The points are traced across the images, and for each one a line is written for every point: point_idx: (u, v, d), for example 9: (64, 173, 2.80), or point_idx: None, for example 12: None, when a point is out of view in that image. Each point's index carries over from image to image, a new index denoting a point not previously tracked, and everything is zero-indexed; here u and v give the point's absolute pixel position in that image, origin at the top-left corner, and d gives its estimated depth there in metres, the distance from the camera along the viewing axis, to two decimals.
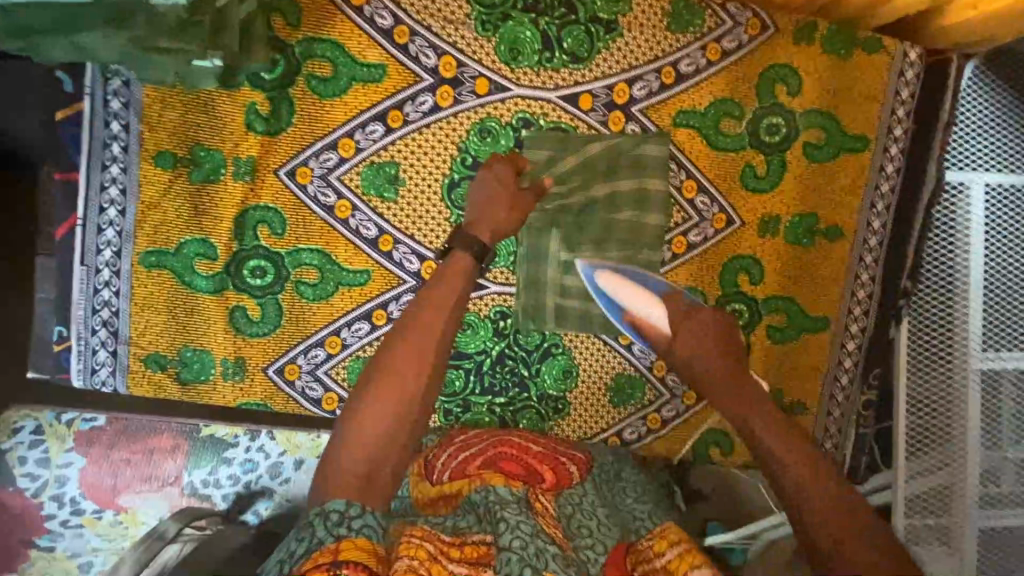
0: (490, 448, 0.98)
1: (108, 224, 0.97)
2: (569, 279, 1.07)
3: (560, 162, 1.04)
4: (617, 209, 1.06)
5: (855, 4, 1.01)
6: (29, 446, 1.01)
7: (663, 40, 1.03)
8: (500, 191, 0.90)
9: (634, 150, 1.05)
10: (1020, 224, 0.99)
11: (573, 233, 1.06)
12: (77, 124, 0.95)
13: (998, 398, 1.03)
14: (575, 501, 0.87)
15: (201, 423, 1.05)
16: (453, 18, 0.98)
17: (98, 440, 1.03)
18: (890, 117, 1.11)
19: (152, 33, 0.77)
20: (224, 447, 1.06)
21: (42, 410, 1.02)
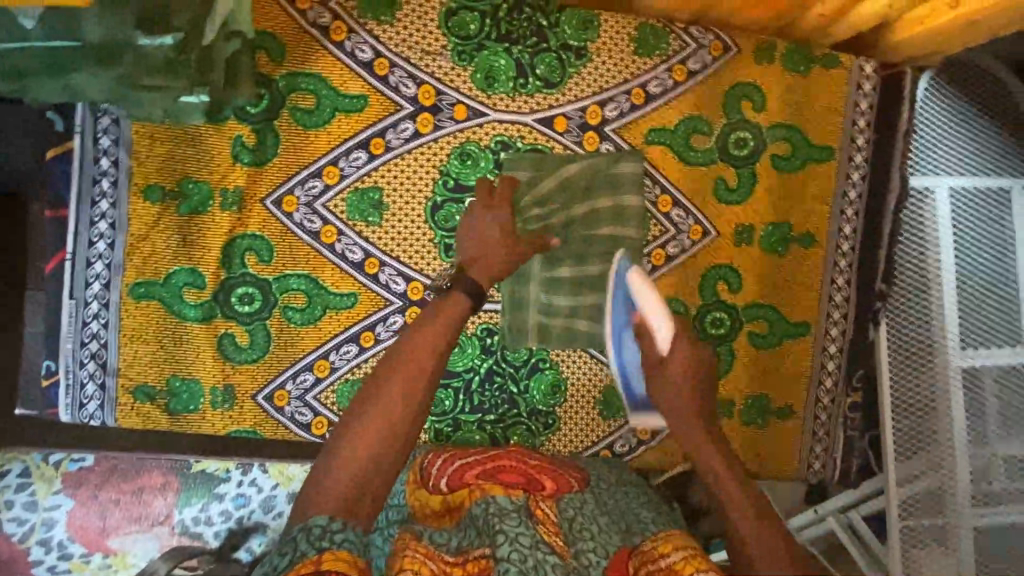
0: (489, 461, 0.97)
1: (97, 258, 0.99)
2: (555, 295, 1.08)
3: (540, 182, 1.07)
4: (596, 224, 1.08)
5: (812, 23, 1.07)
6: (15, 491, 1.01)
7: (632, 63, 1.08)
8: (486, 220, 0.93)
9: (611, 167, 1.08)
10: (986, 226, 1.05)
11: (554, 249, 1.08)
12: (67, 161, 0.98)
13: (981, 395, 1.06)
14: (577, 503, 0.90)
15: (192, 458, 1.06)
16: (430, 50, 1.03)
17: (86, 480, 1.03)
18: (851, 128, 1.17)
19: (138, 70, 0.78)
20: (216, 483, 1.06)
21: (30, 453, 1.02)
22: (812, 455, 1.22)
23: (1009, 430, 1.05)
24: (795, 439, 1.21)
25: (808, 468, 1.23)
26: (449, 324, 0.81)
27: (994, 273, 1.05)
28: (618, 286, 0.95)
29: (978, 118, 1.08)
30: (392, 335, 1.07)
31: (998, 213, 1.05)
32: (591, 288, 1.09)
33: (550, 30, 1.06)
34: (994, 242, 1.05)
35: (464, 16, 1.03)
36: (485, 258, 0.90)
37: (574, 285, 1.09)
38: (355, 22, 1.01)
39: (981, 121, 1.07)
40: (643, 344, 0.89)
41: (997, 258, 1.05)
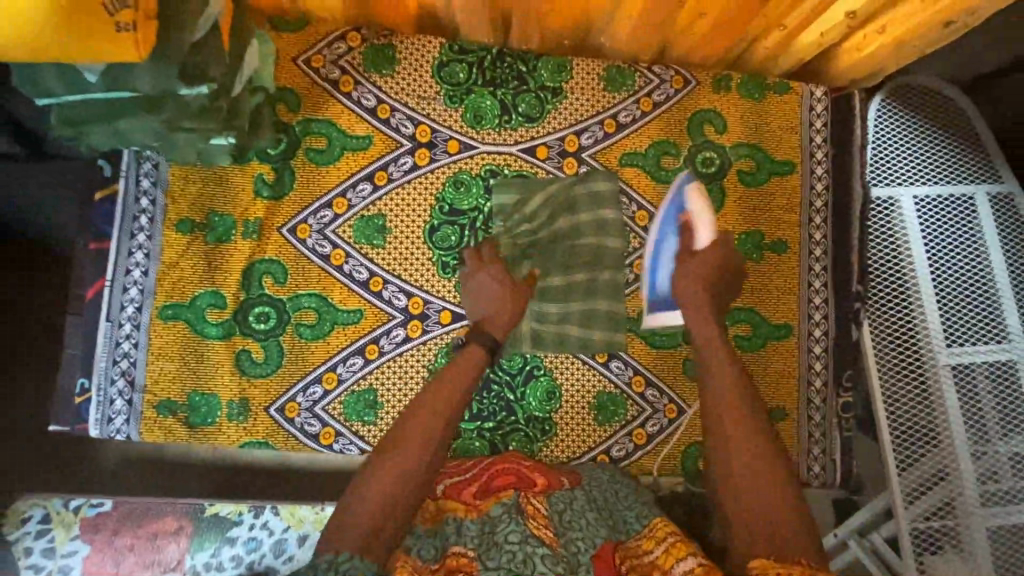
0: (483, 469, 1.05)
1: (132, 284, 1.11)
2: (545, 304, 1.17)
3: (528, 202, 1.18)
4: (580, 235, 1.18)
5: (760, 54, 1.21)
6: (34, 537, 1.24)
7: (603, 98, 1.22)
8: (486, 283, 1.10)
9: (587, 187, 1.19)
10: (951, 236, 1.18)
11: (542, 260, 1.18)
12: (112, 201, 1.12)
13: (976, 394, 1.18)
14: (566, 498, 0.94)
15: (206, 503, 1.30)
16: (425, 96, 1.19)
17: (103, 525, 1.26)
18: (809, 145, 1.28)
19: (178, 115, 0.93)
20: (229, 526, 1.29)
21: (51, 500, 1.26)
22: (811, 457, 1.23)
23: (1008, 429, 1.16)
24: (791, 441, 1.23)
25: (808, 470, 1.23)
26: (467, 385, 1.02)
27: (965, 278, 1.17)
28: (675, 193, 1.10)
29: (934, 133, 1.21)
30: (395, 347, 1.15)
31: (959, 223, 1.18)
32: (579, 293, 1.18)
33: (529, 73, 1.21)
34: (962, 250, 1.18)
35: (454, 67, 1.19)
36: (493, 318, 1.09)
37: (563, 293, 1.18)
38: (361, 76, 1.18)
39: (933, 139, 1.20)
40: (686, 239, 1.08)
41: (967, 266, 1.18)
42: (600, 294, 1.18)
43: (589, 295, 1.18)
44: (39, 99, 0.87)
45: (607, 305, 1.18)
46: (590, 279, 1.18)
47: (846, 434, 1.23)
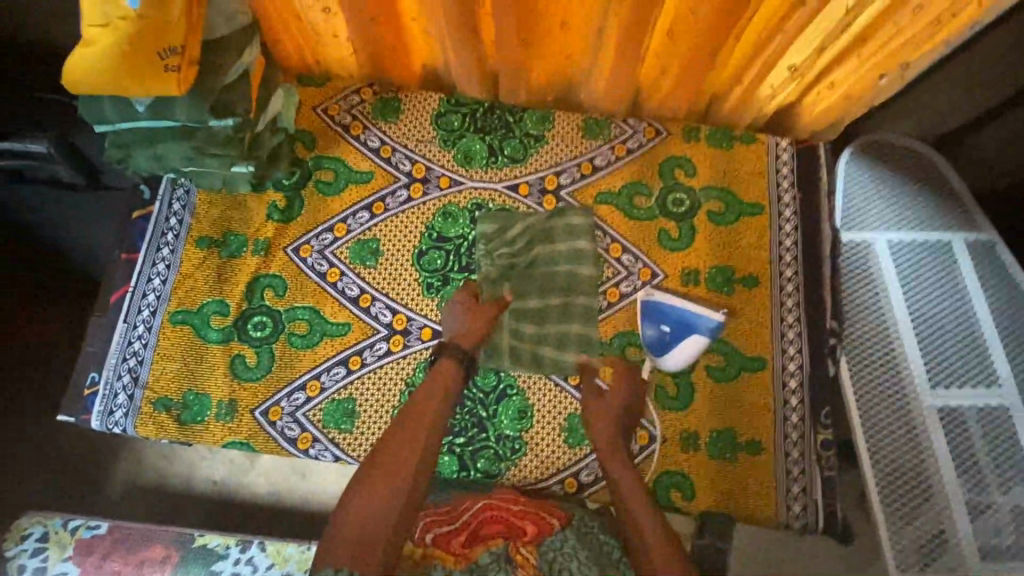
0: (473, 514, 1.06)
1: (151, 291, 1.24)
2: (523, 324, 1.24)
3: (510, 228, 1.29)
4: (557, 262, 1.27)
5: (725, 108, 1.34)
6: (30, 554, 1.30)
7: (581, 144, 1.36)
8: (456, 309, 1.18)
9: (564, 220, 1.30)
10: (922, 280, 1.27)
11: (519, 284, 1.26)
12: (147, 220, 1.29)
13: (966, 436, 1.17)
14: (557, 544, 1.00)
15: (195, 534, 1.36)
16: (423, 139, 1.36)
17: (95, 547, 1.32)
18: (776, 188, 1.35)
19: (207, 143, 1.11)
20: (214, 559, 1.33)
21: (52, 518, 1.34)
22: (790, 497, 1.18)
23: (1002, 476, 1.14)
24: (767, 478, 1.19)
25: (787, 511, 1.18)
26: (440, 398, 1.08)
27: (939, 321, 1.24)
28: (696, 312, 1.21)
29: (897, 189, 1.34)
30: (376, 360, 1.23)
31: (930, 268, 1.28)
32: (554, 316, 1.25)
33: (515, 123, 1.37)
34: (935, 295, 1.26)
35: (449, 116, 1.37)
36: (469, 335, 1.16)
37: (538, 316, 1.25)
38: (370, 122, 1.36)
39: (896, 194, 1.34)
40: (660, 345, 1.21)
41: (941, 310, 1.25)
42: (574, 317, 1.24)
43: (564, 318, 1.25)
44: (97, 127, 1.09)
45: (583, 325, 1.24)
46: (565, 303, 1.25)
47: (829, 473, 1.19)
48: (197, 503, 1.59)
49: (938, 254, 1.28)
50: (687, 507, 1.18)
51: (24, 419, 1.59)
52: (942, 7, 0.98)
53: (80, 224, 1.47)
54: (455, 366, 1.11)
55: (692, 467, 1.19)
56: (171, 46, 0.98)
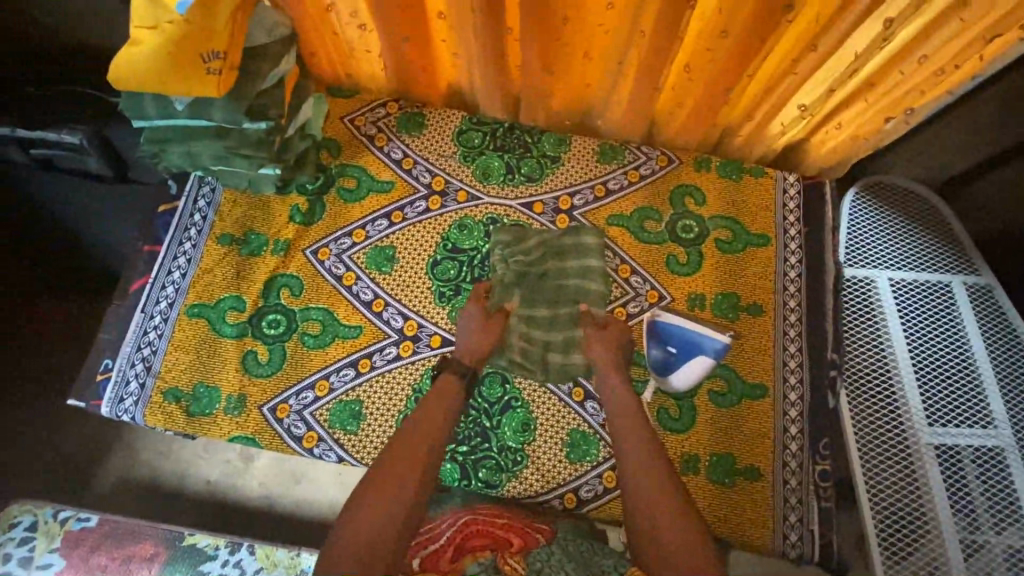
0: (456, 532, 1.14)
1: (170, 283, 1.27)
2: (531, 331, 1.25)
3: (528, 238, 1.31)
4: (566, 275, 1.29)
5: (736, 142, 1.40)
6: (17, 543, 1.30)
7: (596, 168, 1.40)
8: (465, 323, 1.22)
9: (575, 239, 1.31)
10: (922, 319, 1.30)
11: (531, 292, 1.28)
12: (171, 215, 1.33)
13: (961, 473, 1.19)
14: (544, 556, 0.99)
15: (185, 533, 1.36)
16: (444, 153, 1.40)
17: (83, 541, 1.33)
18: (783, 222, 1.39)
19: (240, 143, 1.16)
20: (203, 560, 1.33)
21: (43, 508, 1.35)
22: (787, 525, 1.19)
23: (996, 516, 1.15)
24: (765, 505, 1.20)
25: (784, 539, 1.19)
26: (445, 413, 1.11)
27: (936, 359, 1.27)
28: (702, 333, 1.26)
29: (900, 229, 1.39)
30: (386, 364, 1.25)
31: (930, 307, 1.31)
32: (562, 326, 1.26)
33: (533, 144, 1.42)
34: (934, 334, 1.29)
35: (470, 134, 1.42)
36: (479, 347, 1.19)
37: (547, 325, 1.26)
38: (394, 135, 1.41)
39: (897, 234, 1.38)
40: (666, 367, 1.25)
41: (940, 348, 1.28)
42: (582, 324, 1.25)
43: (571, 326, 1.26)
44: (137, 123, 1.13)
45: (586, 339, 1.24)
46: (573, 313, 1.27)
47: (824, 504, 1.20)
48: (195, 504, 1.61)
49: (938, 295, 1.32)
50: None
51: (37, 410, 1.65)
52: (947, 58, 1.03)
53: (106, 223, 1.54)
54: (458, 382, 1.15)
55: (689, 490, 1.20)
56: (214, 50, 1.04)
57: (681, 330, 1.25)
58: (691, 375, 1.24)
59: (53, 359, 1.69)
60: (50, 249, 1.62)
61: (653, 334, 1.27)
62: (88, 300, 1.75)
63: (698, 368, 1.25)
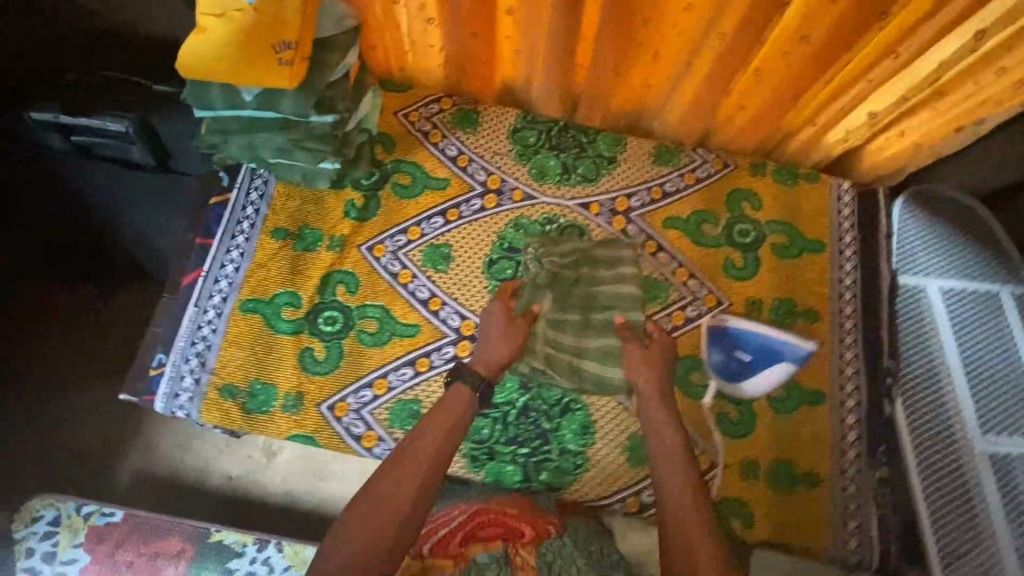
0: (465, 519, 1.05)
1: (223, 277, 1.25)
2: (562, 338, 1.20)
3: (564, 244, 1.27)
4: (600, 282, 1.24)
5: (792, 147, 1.39)
6: (40, 538, 1.31)
7: (652, 170, 1.39)
8: (493, 334, 1.16)
9: (614, 249, 1.27)
10: (973, 328, 1.32)
11: (562, 297, 1.22)
12: (224, 207, 1.30)
13: (1015, 481, 1.19)
14: (556, 547, 1.01)
15: (211, 529, 1.35)
16: (500, 152, 1.39)
17: (108, 535, 1.32)
18: (838, 228, 1.39)
19: (304, 136, 1.13)
20: (230, 556, 1.33)
21: (65, 502, 1.34)
22: (847, 532, 1.20)
23: None
24: (824, 511, 1.21)
25: (844, 546, 1.20)
26: (452, 423, 1.06)
27: (988, 368, 1.28)
28: (785, 340, 1.23)
29: (950, 239, 1.40)
30: (444, 363, 1.23)
31: (980, 316, 1.33)
32: (595, 334, 1.21)
33: (588, 144, 1.40)
34: (986, 343, 1.30)
35: (526, 132, 1.40)
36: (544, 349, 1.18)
37: (578, 330, 1.21)
38: (448, 131, 1.39)
39: (947, 243, 1.40)
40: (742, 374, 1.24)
41: (991, 358, 1.29)
42: (619, 334, 1.19)
43: (602, 334, 1.21)
44: (200, 112, 1.10)
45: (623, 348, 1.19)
46: (609, 318, 1.21)
47: (884, 511, 1.20)
48: (221, 503, 1.57)
49: (988, 305, 1.33)
50: (744, 535, 1.19)
51: (52, 406, 1.62)
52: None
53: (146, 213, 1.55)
54: (468, 396, 1.09)
55: (748, 495, 1.21)
56: (285, 41, 1.02)
57: (757, 336, 1.23)
58: (768, 382, 1.24)
59: (83, 346, 1.66)
60: (54, 246, 1.60)
61: (724, 338, 1.25)
62: (99, 296, 1.71)
63: (776, 375, 1.24)
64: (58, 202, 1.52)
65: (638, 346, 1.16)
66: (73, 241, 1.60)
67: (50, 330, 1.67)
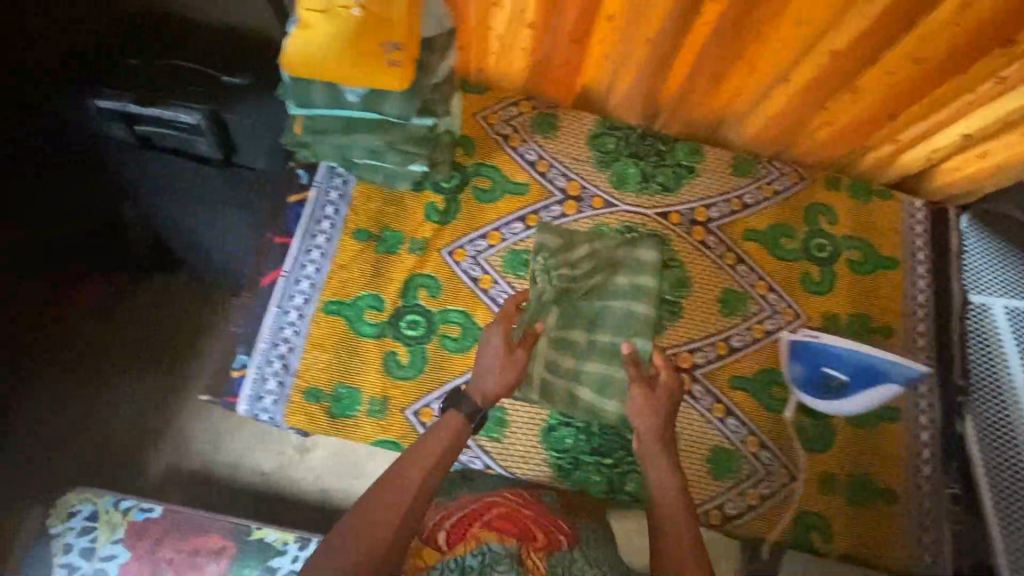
0: (480, 511, 1.06)
1: (304, 277, 1.23)
2: (559, 354, 1.20)
3: (576, 248, 1.24)
4: (607, 302, 1.23)
5: (867, 164, 1.39)
6: (77, 533, 1.23)
7: (730, 181, 1.39)
8: (494, 363, 1.10)
9: (618, 274, 1.25)
10: None
11: (568, 315, 1.21)
12: (303, 206, 1.28)
13: None
14: (567, 560, 1.02)
15: (253, 525, 1.27)
16: (580, 158, 1.37)
17: (148, 532, 1.24)
18: (911, 245, 1.40)
19: (401, 139, 1.12)
20: (273, 554, 1.24)
21: (102, 496, 1.27)
22: (921, 546, 1.23)
23: None
24: (899, 527, 1.23)
25: (919, 560, 1.22)
26: (446, 447, 1.03)
27: None
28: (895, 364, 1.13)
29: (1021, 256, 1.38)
30: None
31: None
32: (596, 356, 1.21)
33: (667, 152, 1.39)
34: None
35: (605, 138, 1.39)
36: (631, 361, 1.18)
37: (577, 353, 1.21)
38: (527, 135, 1.37)
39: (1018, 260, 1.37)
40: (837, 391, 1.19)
41: None
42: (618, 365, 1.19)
43: (605, 363, 1.20)
44: (294, 109, 1.09)
45: (624, 385, 1.18)
46: (614, 342, 1.21)
47: (956, 526, 1.24)
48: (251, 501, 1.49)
49: None
50: (825, 549, 1.21)
51: (68, 413, 1.51)
52: None
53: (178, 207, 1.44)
54: (462, 423, 1.06)
55: (827, 509, 1.23)
56: (392, 42, 1.00)
57: (857, 358, 1.14)
58: (868, 401, 1.19)
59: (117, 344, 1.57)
60: (54, 247, 1.42)
61: (814, 353, 1.18)
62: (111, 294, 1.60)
63: (878, 394, 1.17)
64: (91, 196, 1.41)
65: (644, 385, 1.12)
66: (83, 237, 1.47)
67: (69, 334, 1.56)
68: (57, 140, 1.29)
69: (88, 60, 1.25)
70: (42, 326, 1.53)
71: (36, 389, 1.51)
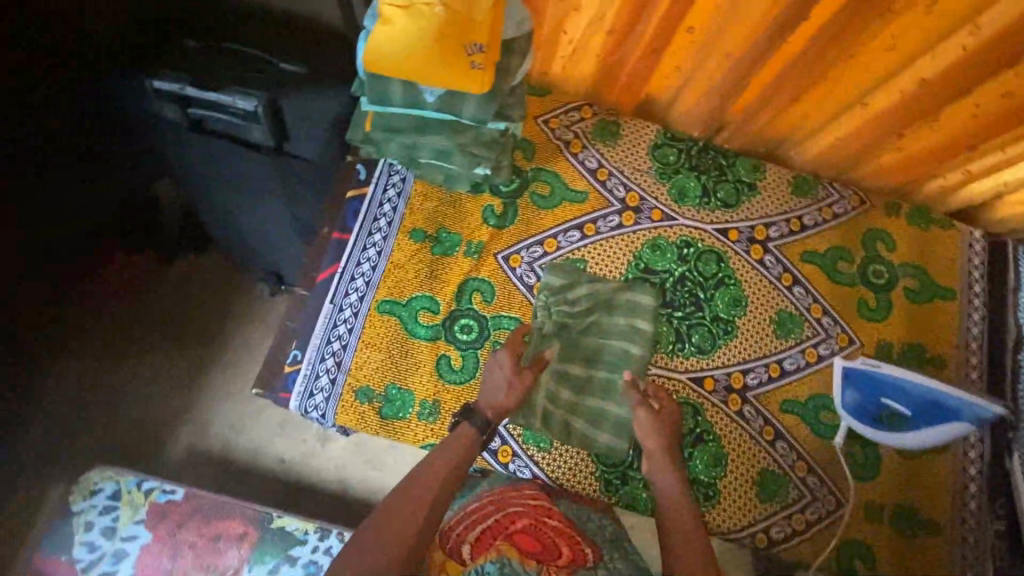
0: (501, 521, 1.08)
1: (360, 275, 1.21)
2: (562, 385, 1.20)
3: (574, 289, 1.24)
4: (606, 335, 1.24)
5: (928, 191, 1.38)
6: (99, 512, 1.16)
7: (791, 201, 1.37)
8: (501, 378, 1.13)
9: (629, 296, 1.26)
10: None
11: (569, 346, 1.22)
12: (360, 202, 1.26)
13: None
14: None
15: (274, 513, 1.19)
16: (640, 168, 1.34)
17: (169, 515, 1.16)
18: (967, 276, 1.38)
19: (473, 142, 1.15)
20: (292, 544, 1.16)
21: (124, 476, 1.20)
22: None
23: None
24: (941, 559, 1.23)
25: None
26: (459, 458, 1.06)
27: None
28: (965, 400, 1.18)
29: None
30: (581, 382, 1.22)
31: None
32: (596, 391, 1.21)
33: (728, 167, 1.37)
34: None
35: (666, 149, 1.36)
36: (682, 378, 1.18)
37: (575, 386, 1.21)
38: (588, 142, 1.35)
39: None
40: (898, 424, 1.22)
41: None
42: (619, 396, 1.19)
43: (603, 396, 1.21)
44: (369, 106, 1.10)
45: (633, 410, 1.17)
46: (610, 379, 1.21)
47: (1000, 564, 1.20)
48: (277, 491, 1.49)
49: None
50: None
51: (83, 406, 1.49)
52: None
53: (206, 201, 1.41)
54: (473, 436, 1.09)
55: (873, 538, 1.22)
56: (476, 44, 0.98)
57: (925, 390, 1.19)
58: (932, 438, 1.22)
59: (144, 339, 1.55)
60: (54, 246, 1.33)
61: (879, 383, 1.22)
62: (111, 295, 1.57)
63: (942, 432, 1.21)
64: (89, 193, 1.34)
65: (645, 407, 1.16)
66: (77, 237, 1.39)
67: (82, 328, 1.54)
68: (58, 139, 1.19)
69: (88, 60, 1.17)
70: (41, 326, 1.48)
71: (41, 385, 1.49)
